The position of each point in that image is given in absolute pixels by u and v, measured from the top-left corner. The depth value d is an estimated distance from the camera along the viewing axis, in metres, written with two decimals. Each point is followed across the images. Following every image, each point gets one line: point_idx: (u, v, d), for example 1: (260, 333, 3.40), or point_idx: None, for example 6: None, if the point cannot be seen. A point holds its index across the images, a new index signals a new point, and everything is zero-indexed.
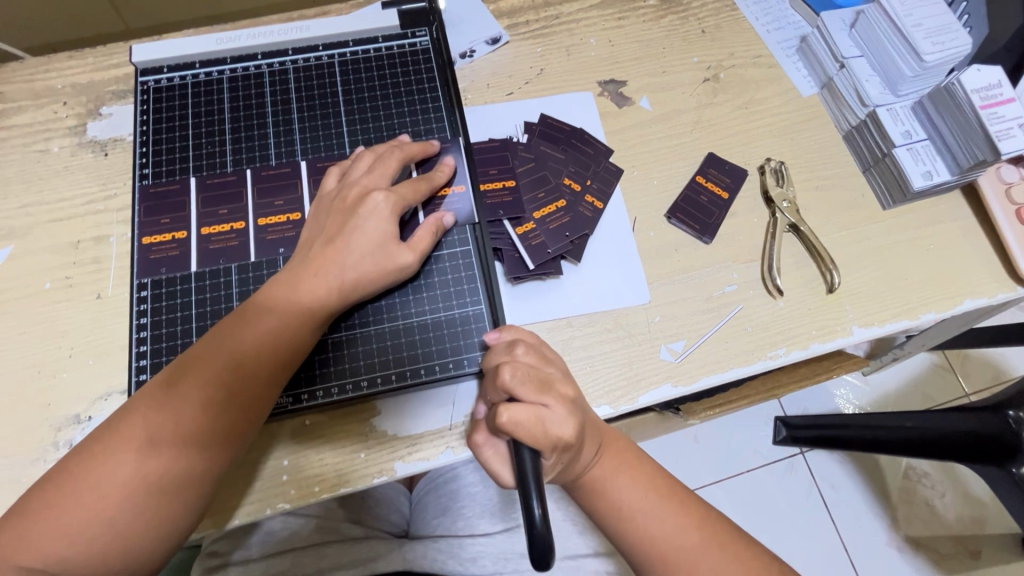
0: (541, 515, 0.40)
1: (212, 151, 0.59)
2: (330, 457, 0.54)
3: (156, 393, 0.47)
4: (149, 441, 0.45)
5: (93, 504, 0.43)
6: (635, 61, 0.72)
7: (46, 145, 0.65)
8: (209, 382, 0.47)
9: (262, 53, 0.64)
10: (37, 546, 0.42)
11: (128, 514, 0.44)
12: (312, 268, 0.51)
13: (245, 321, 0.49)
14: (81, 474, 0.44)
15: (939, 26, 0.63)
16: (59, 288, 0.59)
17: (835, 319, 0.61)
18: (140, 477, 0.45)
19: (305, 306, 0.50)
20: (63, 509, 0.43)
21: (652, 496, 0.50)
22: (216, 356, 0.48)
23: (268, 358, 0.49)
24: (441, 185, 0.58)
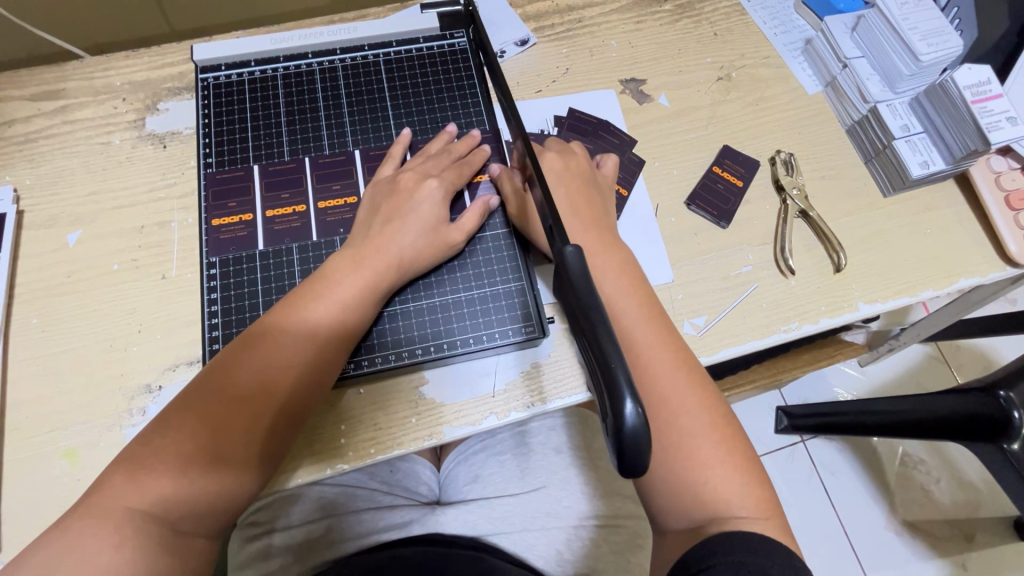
0: (634, 412, 0.33)
1: (270, 142, 0.65)
2: (384, 422, 0.59)
3: (230, 366, 0.51)
4: (234, 397, 0.50)
5: (186, 454, 0.48)
6: (653, 62, 0.77)
7: (108, 138, 0.69)
8: (285, 344, 0.52)
9: (312, 52, 0.69)
10: (138, 490, 0.46)
11: (217, 464, 0.48)
12: (375, 243, 0.57)
13: (313, 292, 0.54)
14: (174, 427, 0.49)
15: (932, 28, 0.69)
16: (126, 269, 0.63)
17: (842, 297, 0.67)
18: (218, 438, 0.49)
19: (369, 277, 0.55)
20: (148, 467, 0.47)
21: (676, 369, 0.53)
22: (290, 319, 0.53)
23: (337, 323, 0.54)
24: (480, 165, 0.64)
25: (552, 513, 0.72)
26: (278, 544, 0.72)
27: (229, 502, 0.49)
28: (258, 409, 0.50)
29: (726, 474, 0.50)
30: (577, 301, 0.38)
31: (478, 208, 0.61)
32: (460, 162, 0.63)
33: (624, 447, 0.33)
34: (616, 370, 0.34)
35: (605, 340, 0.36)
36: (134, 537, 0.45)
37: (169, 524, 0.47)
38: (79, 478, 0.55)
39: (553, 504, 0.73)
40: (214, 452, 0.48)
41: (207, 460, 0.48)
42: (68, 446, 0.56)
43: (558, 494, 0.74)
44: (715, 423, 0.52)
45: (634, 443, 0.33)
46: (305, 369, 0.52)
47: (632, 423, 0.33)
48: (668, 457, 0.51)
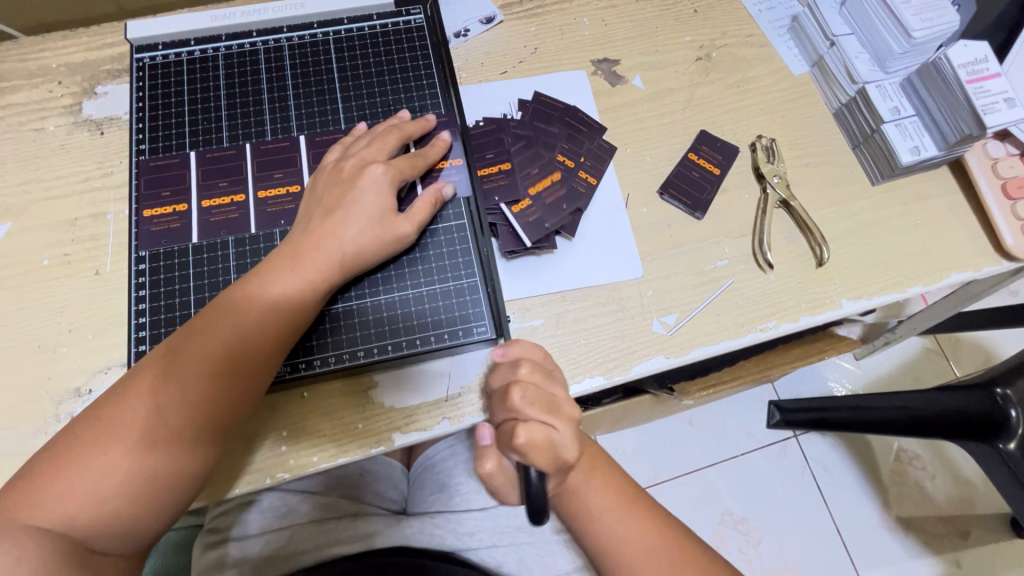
0: (538, 478, 0.46)
1: (208, 127, 0.61)
2: (328, 429, 0.55)
3: (149, 374, 0.47)
4: (153, 406, 0.46)
5: (98, 468, 0.44)
6: (628, 41, 0.72)
7: (42, 124, 0.65)
8: (212, 350, 0.48)
9: (257, 30, 0.65)
10: (46, 505, 0.43)
11: (133, 477, 0.45)
12: (312, 239, 0.53)
13: (243, 294, 0.50)
14: (87, 438, 0.45)
15: (926, 2, 0.64)
16: (57, 264, 0.59)
17: (823, 293, 0.62)
18: (132, 455, 0.45)
19: (307, 278, 0.51)
20: (55, 484, 0.43)
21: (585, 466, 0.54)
22: (219, 323, 0.49)
23: (270, 327, 0.50)
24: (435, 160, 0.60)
25: (522, 526, 0.69)
26: (233, 554, 0.67)
27: (151, 515, 0.46)
28: (181, 419, 0.46)
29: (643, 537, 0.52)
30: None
31: (428, 200, 0.57)
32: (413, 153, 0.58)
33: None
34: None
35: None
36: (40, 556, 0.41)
37: (80, 542, 0.43)
38: None
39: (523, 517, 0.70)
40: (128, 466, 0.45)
41: (120, 473, 0.44)
42: None
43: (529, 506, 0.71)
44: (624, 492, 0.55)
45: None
46: (233, 376, 0.48)
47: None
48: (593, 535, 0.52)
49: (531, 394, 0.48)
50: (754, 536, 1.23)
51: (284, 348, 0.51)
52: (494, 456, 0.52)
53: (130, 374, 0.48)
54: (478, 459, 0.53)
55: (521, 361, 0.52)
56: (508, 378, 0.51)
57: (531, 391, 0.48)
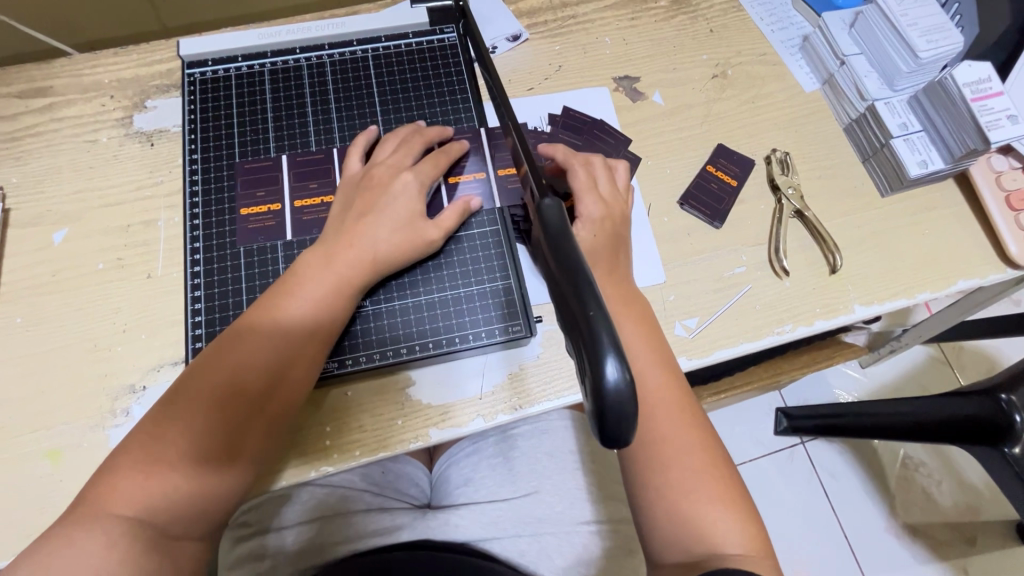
0: (619, 376, 0.31)
1: (256, 139, 0.65)
2: (370, 424, 0.58)
3: (200, 373, 0.50)
4: (205, 402, 0.49)
5: (166, 461, 0.47)
6: (647, 59, 0.76)
7: (96, 136, 0.69)
8: (257, 347, 0.51)
9: (300, 47, 0.68)
10: (123, 497, 0.46)
11: (199, 467, 0.48)
12: (356, 240, 0.56)
13: (283, 296, 0.54)
14: (151, 435, 0.48)
15: (931, 24, 0.68)
16: (112, 268, 0.63)
17: (837, 298, 0.65)
18: (195, 448, 0.48)
19: (344, 274, 0.55)
20: (128, 477, 0.46)
21: (681, 411, 0.53)
22: (260, 321, 0.53)
23: (311, 323, 0.53)
24: (456, 156, 0.64)
25: (544, 517, 0.71)
26: (270, 546, 0.70)
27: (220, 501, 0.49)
28: (237, 412, 0.50)
29: (721, 514, 0.49)
30: (566, 275, 0.35)
31: (458, 206, 0.60)
32: (436, 153, 0.62)
33: (608, 416, 0.32)
34: (601, 334, 0.32)
35: (587, 346, 0.32)
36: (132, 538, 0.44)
37: (158, 529, 0.46)
38: (61, 480, 0.55)
39: (545, 509, 0.72)
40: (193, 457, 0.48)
41: (190, 464, 0.47)
42: (51, 447, 0.56)
43: (551, 499, 0.73)
44: (715, 465, 0.51)
45: (618, 412, 0.32)
46: (278, 369, 0.52)
47: (616, 389, 0.31)
48: (669, 500, 0.50)
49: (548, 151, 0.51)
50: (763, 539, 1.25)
51: (327, 341, 0.54)
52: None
53: (182, 376, 0.51)
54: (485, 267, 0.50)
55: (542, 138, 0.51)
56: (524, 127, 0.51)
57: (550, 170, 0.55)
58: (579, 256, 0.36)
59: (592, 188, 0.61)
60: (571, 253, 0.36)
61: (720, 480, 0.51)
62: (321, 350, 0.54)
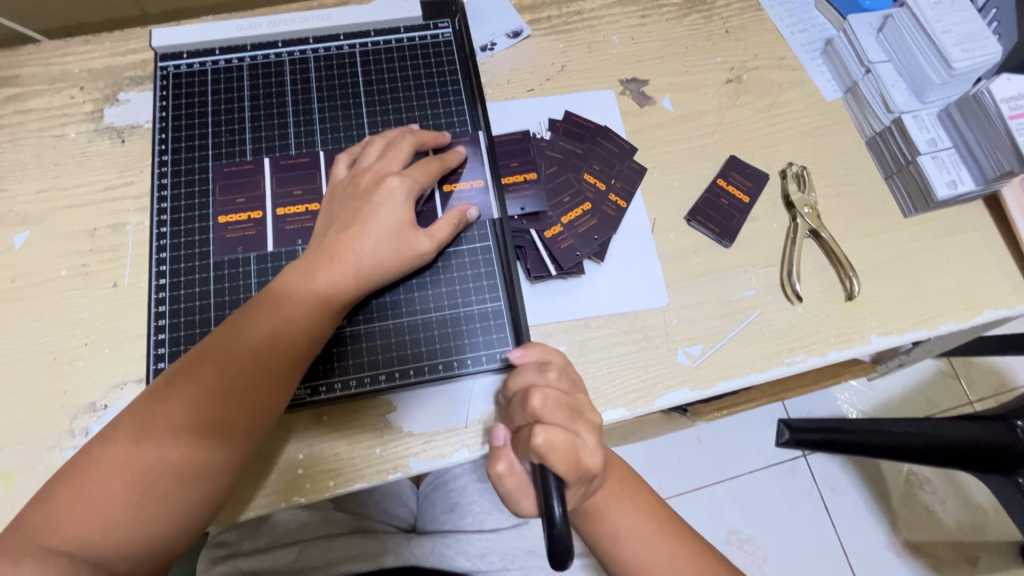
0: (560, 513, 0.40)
1: (232, 139, 0.60)
2: (345, 452, 0.54)
3: (158, 395, 0.46)
4: (165, 419, 0.45)
5: (114, 484, 0.43)
6: (657, 60, 0.71)
7: (63, 131, 0.64)
8: (225, 360, 0.47)
9: (283, 41, 0.64)
10: (64, 524, 0.42)
11: (152, 493, 0.44)
12: (344, 248, 0.52)
13: (260, 306, 0.50)
14: (103, 453, 0.44)
15: (967, 32, 0.62)
16: (75, 275, 0.59)
17: (853, 327, 0.61)
18: (146, 478, 0.44)
19: (327, 282, 0.51)
20: (69, 507, 0.43)
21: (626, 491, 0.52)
22: (235, 331, 0.49)
23: (288, 336, 0.49)
24: (451, 166, 0.59)
25: (535, 549, 0.67)
26: (244, 567, 0.66)
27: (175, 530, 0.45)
28: (201, 431, 0.46)
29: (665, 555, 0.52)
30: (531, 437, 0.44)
31: (535, 355, 0.51)
32: (426, 160, 0.57)
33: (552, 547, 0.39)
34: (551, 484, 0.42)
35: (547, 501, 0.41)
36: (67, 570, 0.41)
37: (99, 567, 0.42)
38: (12, 504, 0.51)
39: (535, 540, 0.68)
40: (147, 479, 0.44)
41: (142, 488, 0.44)
42: (3, 469, 0.52)
43: (542, 529, 0.69)
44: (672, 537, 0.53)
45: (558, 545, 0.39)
46: (249, 385, 0.47)
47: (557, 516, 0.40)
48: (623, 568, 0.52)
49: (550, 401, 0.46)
50: (760, 556, 1.21)
51: (305, 355, 0.50)
52: (507, 457, 0.47)
53: (139, 396, 0.47)
54: (490, 459, 0.47)
55: (547, 364, 0.50)
56: (531, 378, 0.49)
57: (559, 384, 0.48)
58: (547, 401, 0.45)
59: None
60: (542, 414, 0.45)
61: (664, 532, 0.52)
62: (297, 364, 0.50)
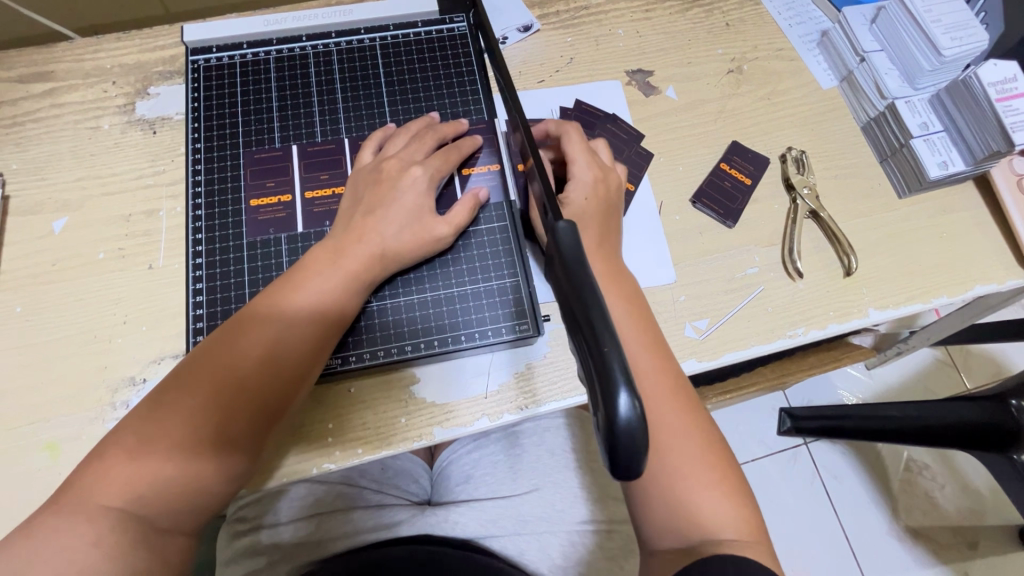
0: (630, 407, 0.29)
1: (260, 128, 0.63)
2: (372, 422, 0.57)
3: (200, 363, 0.49)
4: (179, 420, 0.47)
5: (134, 475, 0.45)
6: (661, 52, 0.74)
7: (97, 122, 0.67)
8: (232, 369, 0.49)
9: (307, 35, 0.67)
10: (93, 501, 0.44)
11: (197, 454, 0.47)
12: (346, 264, 0.54)
13: (264, 316, 0.51)
14: (121, 445, 0.46)
15: (956, 21, 0.66)
16: (113, 258, 0.62)
17: (851, 301, 0.64)
18: (190, 441, 0.47)
19: (331, 299, 0.53)
20: (119, 467, 0.45)
21: (689, 418, 0.51)
22: (241, 340, 0.50)
23: (292, 351, 0.51)
24: (468, 152, 0.63)
25: (547, 516, 0.71)
26: (268, 540, 0.70)
27: (190, 518, 0.48)
28: (211, 437, 0.47)
29: (715, 498, 0.48)
30: (563, 272, 0.35)
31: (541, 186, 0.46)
32: (447, 148, 0.61)
33: (619, 448, 0.30)
34: (612, 364, 0.30)
35: (570, 252, 0.35)
36: (112, 538, 0.43)
37: (148, 522, 0.45)
38: (58, 472, 0.54)
39: (546, 508, 0.71)
40: (161, 474, 0.46)
41: (156, 482, 0.46)
42: (49, 439, 0.55)
43: (552, 498, 0.72)
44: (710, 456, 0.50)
45: (630, 448, 0.30)
46: (254, 399, 0.49)
47: (628, 422, 0.29)
48: (660, 490, 0.48)
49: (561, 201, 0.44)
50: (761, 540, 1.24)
51: (335, 328, 0.53)
52: None
53: (180, 364, 0.50)
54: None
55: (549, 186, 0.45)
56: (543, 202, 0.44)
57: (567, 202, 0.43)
58: (596, 289, 0.33)
59: (585, 151, 0.59)
60: (577, 269, 0.34)
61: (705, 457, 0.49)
62: (304, 378, 0.52)
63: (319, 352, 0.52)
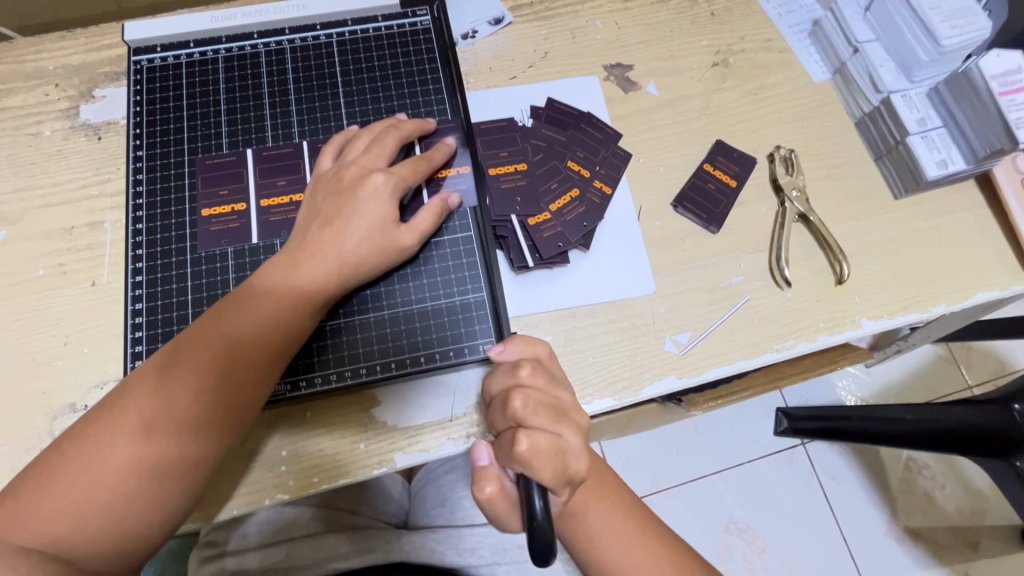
0: (541, 508, 0.42)
1: (208, 133, 0.59)
2: (328, 447, 0.54)
3: (133, 393, 0.45)
4: (108, 456, 0.43)
5: (60, 510, 0.42)
6: (641, 45, 0.70)
7: (38, 129, 0.63)
8: (167, 402, 0.45)
9: (258, 32, 0.63)
10: (8, 539, 0.41)
11: (128, 492, 0.43)
12: (297, 286, 0.50)
13: (208, 341, 0.47)
14: (46, 478, 0.43)
15: (956, 8, 0.61)
16: (53, 275, 0.58)
17: (843, 311, 0.60)
18: (118, 480, 0.43)
19: (281, 327, 0.49)
20: (40, 504, 0.42)
21: (625, 518, 0.52)
22: (179, 371, 0.46)
23: (234, 383, 0.47)
24: (441, 163, 0.58)
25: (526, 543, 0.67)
26: (231, 568, 0.66)
27: (123, 558, 0.44)
28: (144, 477, 0.44)
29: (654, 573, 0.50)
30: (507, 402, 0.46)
31: (516, 349, 0.49)
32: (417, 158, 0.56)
33: (534, 539, 0.41)
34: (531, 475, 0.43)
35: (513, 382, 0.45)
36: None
37: (68, 563, 0.42)
38: None
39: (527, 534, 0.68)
40: (87, 513, 0.42)
41: (85, 523, 0.42)
42: None
43: None
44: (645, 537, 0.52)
45: (539, 533, 0.41)
46: (195, 433, 0.45)
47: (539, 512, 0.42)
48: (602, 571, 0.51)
49: (534, 401, 0.44)
50: (758, 543, 1.21)
51: (285, 351, 0.50)
52: (493, 477, 0.46)
53: (113, 392, 0.46)
54: (475, 482, 0.46)
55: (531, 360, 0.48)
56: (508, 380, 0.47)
57: (534, 397, 0.44)
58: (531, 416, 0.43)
59: None
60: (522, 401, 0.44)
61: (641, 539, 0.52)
62: (249, 407, 0.48)
63: (266, 379, 0.49)
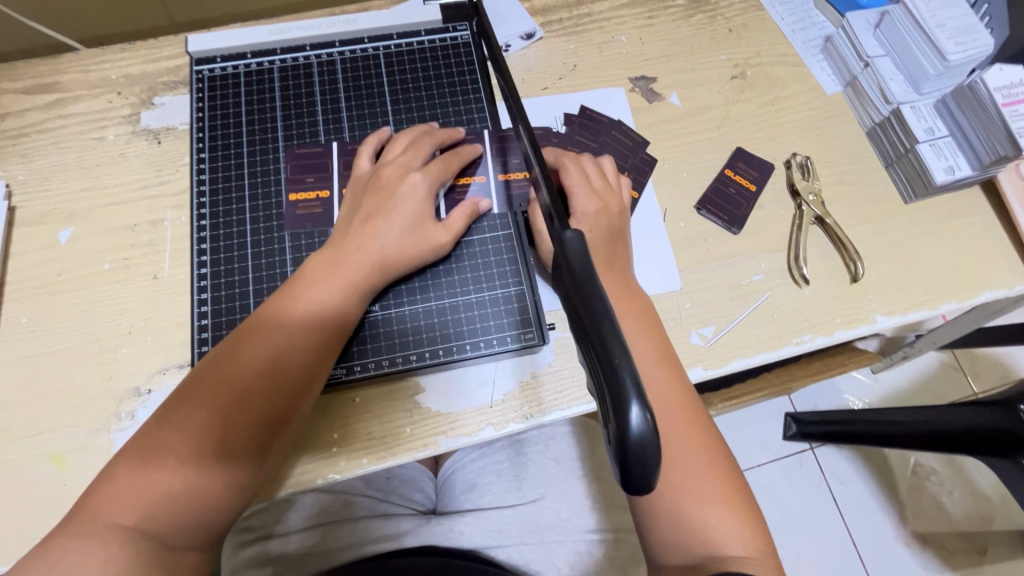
0: (642, 420, 0.30)
1: (265, 138, 0.63)
2: (376, 432, 0.57)
3: (196, 387, 0.49)
4: (179, 442, 0.47)
5: (138, 495, 0.45)
6: (664, 59, 0.74)
7: (103, 133, 0.68)
8: (231, 388, 0.48)
9: (310, 44, 0.67)
10: (97, 520, 0.44)
11: (199, 474, 0.46)
12: (347, 277, 0.54)
13: (263, 331, 0.51)
14: (120, 467, 0.46)
15: (960, 26, 0.66)
16: (118, 268, 0.62)
17: (857, 308, 0.64)
18: (188, 462, 0.46)
19: (330, 316, 0.53)
20: (120, 491, 0.45)
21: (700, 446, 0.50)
22: (235, 363, 0.49)
23: (290, 368, 0.50)
24: (468, 159, 0.62)
25: (553, 524, 0.70)
26: (272, 550, 0.69)
27: (198, 535, 0.47)
28: (213, 457, 0.47)
29: (726, 518, 0.48)
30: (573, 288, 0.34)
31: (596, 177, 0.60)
32: (447, 155, 0.61)
33: (631, 461, 0.30)
34: (624, 377, 0.30)
35: (577, 261, 0.35)
36: (126, 559, 0.43)
37: (157, 540, 0.45)
38: (63, 485, 0.54)
39: (551, 516, 0.71)
40: (161, 500, 0.45)
41: (160, 511, 0.45)
42: (55, 450, 0.55)
43: (557, 506, 0.72)
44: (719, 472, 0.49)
45: (641, 457, 0.30)
46: (256, 416, 0.49)
47: (640, 432, 0.29)
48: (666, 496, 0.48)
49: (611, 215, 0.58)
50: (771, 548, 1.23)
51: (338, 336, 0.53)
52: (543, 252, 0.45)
53: (179, 389, 0.50)
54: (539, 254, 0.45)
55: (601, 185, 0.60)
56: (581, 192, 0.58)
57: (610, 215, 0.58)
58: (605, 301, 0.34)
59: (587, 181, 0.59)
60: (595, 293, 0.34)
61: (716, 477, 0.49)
62: (303, 397, 0.51)
63: (321, 364, 0.52)
